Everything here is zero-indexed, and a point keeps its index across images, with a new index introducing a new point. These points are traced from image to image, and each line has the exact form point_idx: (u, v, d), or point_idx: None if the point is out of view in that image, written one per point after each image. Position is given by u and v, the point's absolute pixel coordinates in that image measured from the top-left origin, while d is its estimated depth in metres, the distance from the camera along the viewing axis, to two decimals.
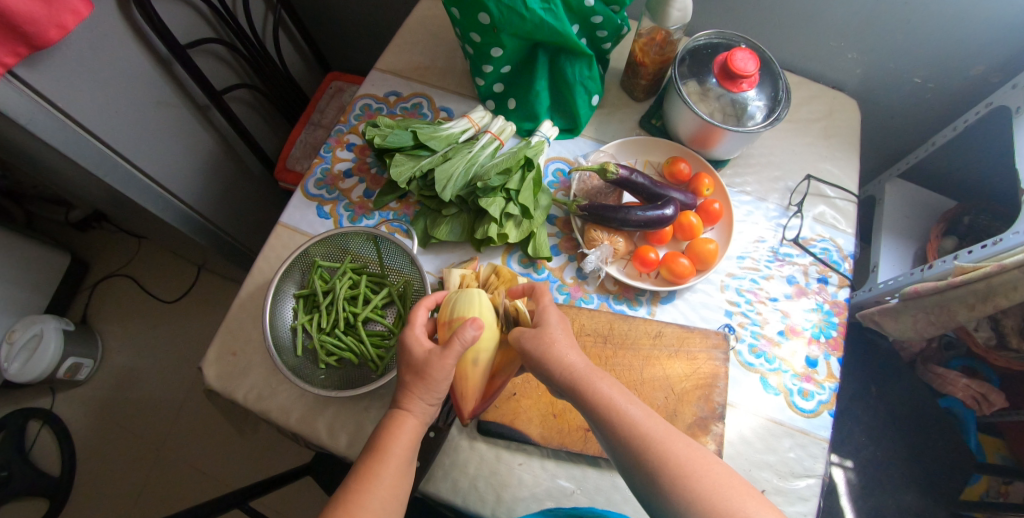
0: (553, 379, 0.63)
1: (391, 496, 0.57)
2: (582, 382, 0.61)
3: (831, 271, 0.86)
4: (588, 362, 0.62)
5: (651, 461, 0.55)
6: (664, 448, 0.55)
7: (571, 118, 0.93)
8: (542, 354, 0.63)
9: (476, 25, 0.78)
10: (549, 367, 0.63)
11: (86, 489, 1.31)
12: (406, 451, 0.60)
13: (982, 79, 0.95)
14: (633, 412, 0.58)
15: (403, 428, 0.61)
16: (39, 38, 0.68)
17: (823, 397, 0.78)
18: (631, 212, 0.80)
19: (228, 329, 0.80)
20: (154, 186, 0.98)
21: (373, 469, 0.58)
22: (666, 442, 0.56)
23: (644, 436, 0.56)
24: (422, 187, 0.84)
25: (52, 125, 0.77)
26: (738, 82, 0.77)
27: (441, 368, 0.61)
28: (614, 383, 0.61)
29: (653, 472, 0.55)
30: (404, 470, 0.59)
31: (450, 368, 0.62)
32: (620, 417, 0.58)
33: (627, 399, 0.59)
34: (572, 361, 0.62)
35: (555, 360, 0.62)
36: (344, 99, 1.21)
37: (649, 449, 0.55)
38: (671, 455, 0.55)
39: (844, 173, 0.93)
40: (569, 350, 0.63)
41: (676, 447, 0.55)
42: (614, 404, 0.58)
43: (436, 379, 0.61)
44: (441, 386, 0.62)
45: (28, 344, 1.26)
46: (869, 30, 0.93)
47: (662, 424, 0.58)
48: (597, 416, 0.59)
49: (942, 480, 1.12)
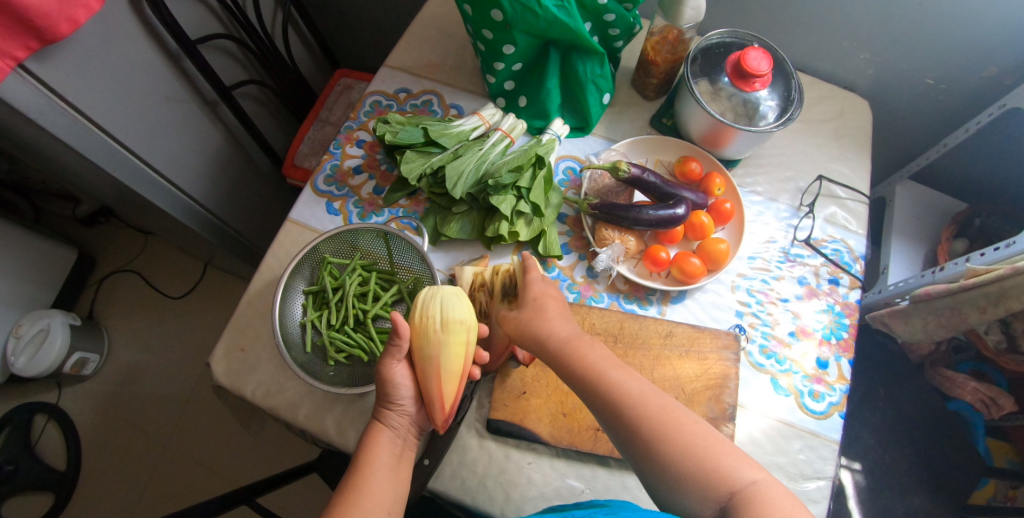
0: (540, 348, 0.63)
1: (378, 503, 0.56)
2: (566, 347, 0.61)
3: (843, 272, 0.85)
4: (573, 329, 0.63)
5: (629, 422, 0.54)
6: (644, 410, 0.54)
7: (582, 116, 0.92)
8: (530, 320, 0.65)
9: (489, 22, 0.77)
10: (534, 333, 0.64)
11: (91, 483, 1.31)
12: (386, 458, 0.61)
13: (995, 81, 0.95)
14: (615, 374, 0.57)
15: (379, 437, 0.62)
16: (51, 32, 0.68)
17: (833, 399, 0.77)
18: (642, 211, 0.80)
19: (237, 325, 0.80)
20: (162, 181, 0.98)
21: (356, 480, 0.58)
22: (645, 403, 0.55)
23: (623, 397, 0.56)
24: (433, 184, 0.84)
25: (62, 119, 0.77)
26: (751, 81, 0.77)
27: (383, 369, 0.65)
28: (599, 347, 0.61)
29: (633, 434, 0.54)
30: (390, 477, 0.59)
31: (391, 368, 0.65)
32: (601, 380, 0.57)
33: (609, 363, 0.59)
34: (558, 330, 0.63)
35: (540, 326, 0.63)
36: (353, 96, 1.20)
37: (628, 411, 0.55)
38: (648, 417, 0.54)
39: (855, 174, 0.93)
40: (555, 318, 0.64)
41: (653, 408, 0.54)
42: (595, 366, 0.58)
43: (382, 381, 0.65)
44: (391, 390, 0.64)
45: (34, 339, 1.26)
46: (882, 30, 0.92)
47: (645, 387, 0.57)
48: (579, 380, 0.59)
49: (950, 484, 1.12)
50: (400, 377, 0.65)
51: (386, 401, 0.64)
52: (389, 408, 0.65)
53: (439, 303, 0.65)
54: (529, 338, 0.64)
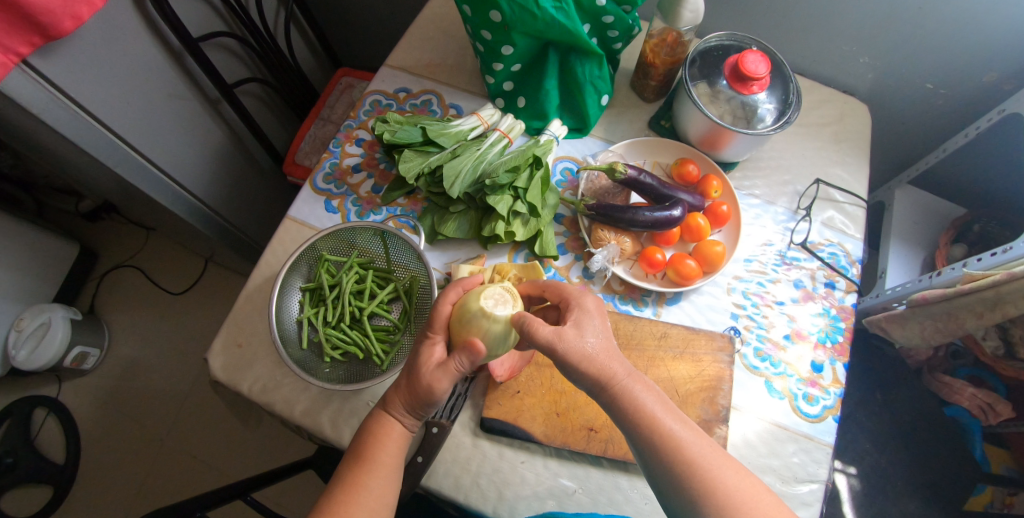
0: (593, 386, 0.59)
1: (381, 504, 0.58)
2: (627, 394, 0.57)
3: (839, 276, 0.86)
4: (630, 370, 0.59)
5: (697, 485, 0.53)
6: (715, 478, 0.54)
7: (580, 118, 0.92)
8: (587, 361, 0.58)
9: (487, 23, 0.78)
10: (589, 373, 0.58)
11: (89, 477, 1.32)
12: (393, 458, 0.61)
13: (995, 86, 0.94)
14: (680, 429, 0.56)
15: (389, 433, 0.61)
16: (55, 29, 0.68)
17: (828, 403, 0.77)
18: (638, 213, 0.80)
19: (234, 321, 0.80)
20: (163, 177, 0.98)
21: (362, 478, 0.58)
22: (713, 467, 0.54)
23: (691, 458, 0.54)
24: (431, 184, 0.84)
25: (65, 115, 0.78)
26: (749, 84, 0.78)
27: (433, 392, 0.60)
28: (659, 396, 0.58)
29: (698, 500, 0.53)
30: (394, 475, 0.60)
31: (443, 392, 0.60)
32: (667, 437, 0.55)
33: (671, 415, 0.57)
34: (615, 370, 0.58)
35: (597, 368, 0.58)
36: (354, 95, 1.21)
37: (695, 474, 0.54)
38: (719, 484, 0.53)
39: (854, 178, 0.93)
40: (610, 356, 0.59)
41: (724, 475, 0.54)
42: (658, 418, 0.56)
43: (426, 397, 0.60)
44: (428, 405, 0.61)
45: (36, 332, 1.27)
46: (881, 35, 0.92)
47: (708, 443, 0.56)
48: (638, 431, 0.56)
49: (946, 489, 1.11)
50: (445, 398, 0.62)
51: (414, 406, 0.62)
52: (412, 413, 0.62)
53: (483, 332, 0.65)
54: (582, 378, 0.59)
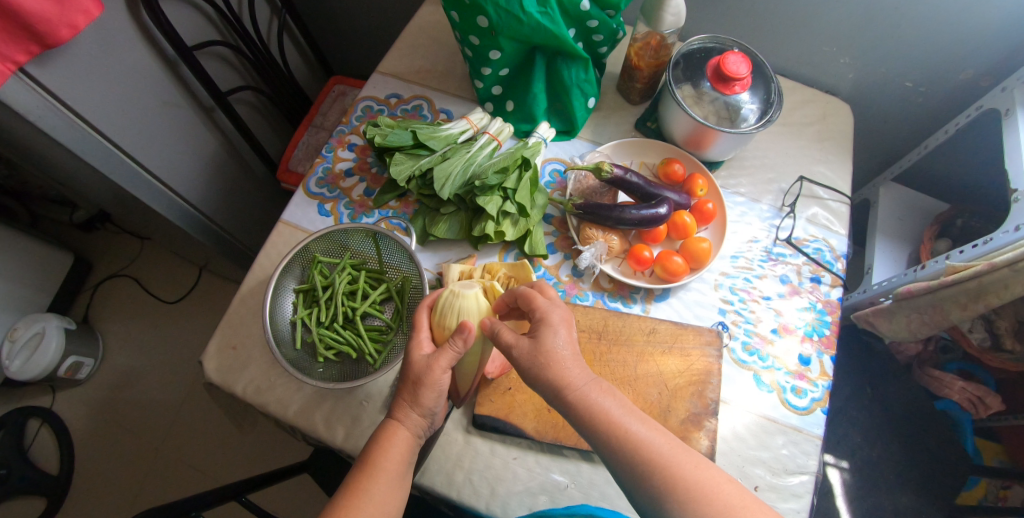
0: (551, 394, 0.61)
1: (381, 510, 0.57)
2: (584, 401, 0.59)
3: (824, 271, 0.87)
4: (589, 378, 0.60)
5: (662, 480, 0.54)
6: (676, 470, 0.55)
7: (568, 120, 0.94)
8: (546, 366, 0.60)
9: (475, 28, 0.80)
10: (548, 381, 0.60)
11: (83, 487, 1.31)
12: (398, 465, 0.61)
13: (973, 83, 0.97)
14: (640, 429, 0.57)
15: (393, 440, 0.62)
16: (51, 37, 0.70)
17: (816, 395, 0.78)
18: (625, 211, 0.81)
19: (229, 323, 0.81)
20: (158, 184, 1.00)
21: (362, 485, 0.58)
22: (673, 463, 0.55)
23: (653, 455, 0.55)
24: (421, 186, 0.86)
25: (61, 123, 0.79)
26: (731, 84, 0.80)
27: (433, 374, 0.63)
28: (618, 400, 0.60)
29: (661, 496, 0.54)
30: (397, 483, 0.60)
31: (442, 374, 0.63)
32: (629, 437, 0.57)
33: (630, 416, 0.58)
34: (573, 376, 0.60)
35: (555, 374, 0.60)
36: (347, 102, 1.23)
37: (658, 470, 0.55)
38: (681, 478, 0.54)
39: (837, 176, 0.95)
40: (571, 364, 0.61)
41: (685, 469, 0.55)
42: (617, 421, 0.58)
43: (428, 383, 0.63)
44: (431, 394, 0.63)
45: (29, 342, 1.27)
46: (860, 35, 0.95)
47: (666, 438, 0.57)
48: (600, 437, 0.58)
49: (938, 483, 1.12)
50: (445, 383, 0.65)
51: (416, 401, 0.63)
52: (414, 409, 0.63)
53: (457, 311, 0.68)
54: (540, 385, 0.61)
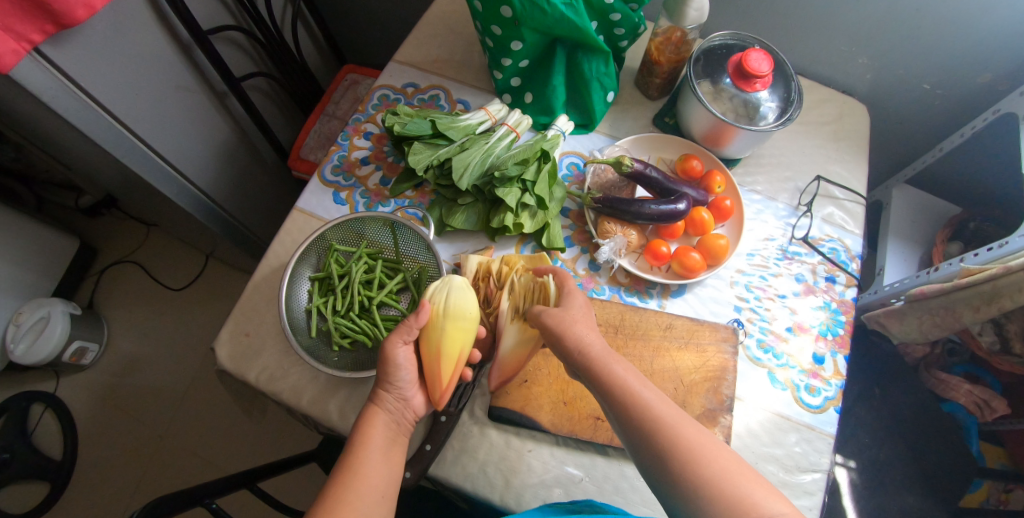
0: (568, 353, 0.64)
1: (372, 483, 0.56)
2: (599, 362, 0.61)
3: (840, 271, 0.87)
4: (606, 345, 0.63)
5: (663, 440, 0.53)
6: (678, 434, 0.53)
7: (587, 114, 0.94)
8: (562, 329, 0.65)
9: (498, 18, 0.79)
10: (567, 342, 0.64)
11: (86, 473, 1.31)
12: (381, 441, 0.61)
13: (990, 87, 0.97)
14: (649, 395, 0.57)
15: (374, 421, 0.62)
16: (69, 17, 0.69)
17: (829, 394, 0.78)
18: (644, 206, 0.81)
19: (242, 311, 0.81)
20: (169, 169, 0.99)
21: (351, 462, 0.58)
22: (676, 426, 0.54)
23: (655, 418, 0.55)
24: (439, 176, 0.85)
25: (75, 105, 0.78)
26: (753, 81, 0.79)
27: (389, 348, 0.67)
28: (629, 367, 0.60)
29: (663, 455, 0.53)
30: (383, 460, 0.59)
31: (397, 349, 0.67)
32: (636, 398, 0.57)
33: (641, 383, 0.59)
34: (590, 342, 0.63)
35: (571, 337, 0.64)
36: (360, 91, 1.22)
37: (660, 431, 0.54)
38: (683, 440, 0.53)
39: (853, 176, 0.95)
40: (589, 332, 0.64)
41: (688, 434, 0.53)
42: (626, 383, 0.58)
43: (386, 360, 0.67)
44: (391, 369, 0.66)
45: (34, 326, 1.26)
46: (880, 36, 0.95)
47: (672, 409, 0.56)
48: (610, 397, 0.58)
49: (943, 484, 1.13)
50: (403, 360, 0.67)
51: (386, 381, 0.66)
52: (388, 390, 0.66)
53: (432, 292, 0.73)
54: (558, 346, 0.66)
